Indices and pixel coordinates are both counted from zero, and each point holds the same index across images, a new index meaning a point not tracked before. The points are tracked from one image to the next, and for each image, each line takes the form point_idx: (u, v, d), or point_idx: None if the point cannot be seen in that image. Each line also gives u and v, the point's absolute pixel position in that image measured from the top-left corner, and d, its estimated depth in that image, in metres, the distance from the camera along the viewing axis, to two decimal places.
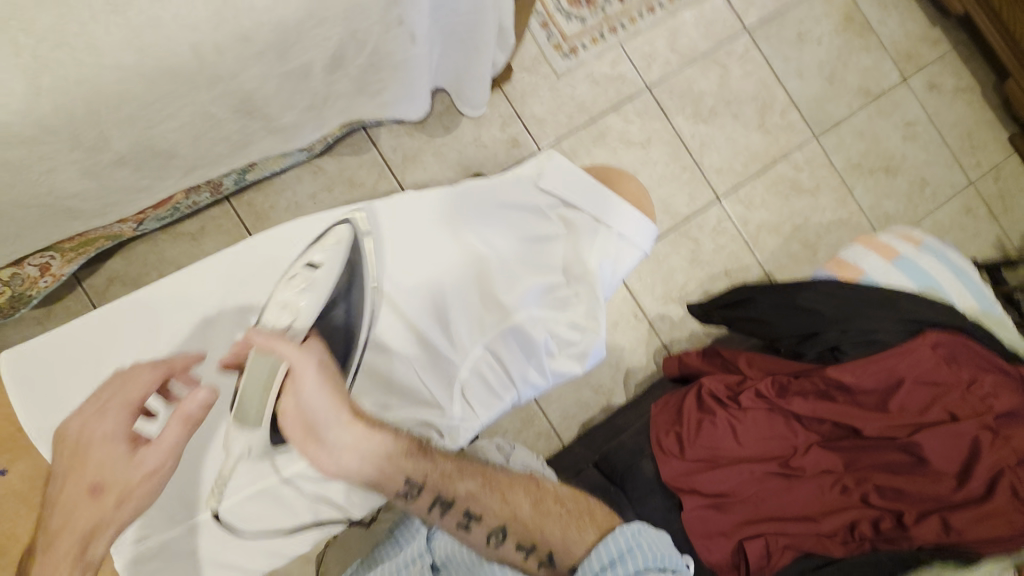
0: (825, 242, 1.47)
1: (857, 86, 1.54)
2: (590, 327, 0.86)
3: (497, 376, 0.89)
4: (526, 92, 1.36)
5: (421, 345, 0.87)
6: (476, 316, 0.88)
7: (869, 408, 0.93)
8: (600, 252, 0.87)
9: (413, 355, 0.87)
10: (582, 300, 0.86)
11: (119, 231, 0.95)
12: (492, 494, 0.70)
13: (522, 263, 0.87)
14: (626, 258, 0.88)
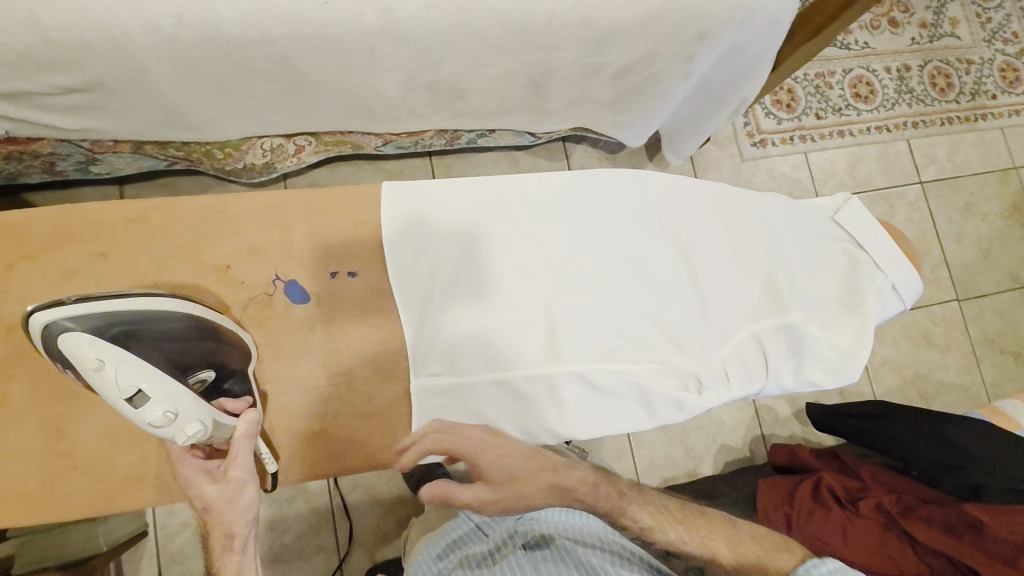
0: (941, 401, 1.47)
1: (1008, 269, 1.58)
2: (854, 352, 0.69)
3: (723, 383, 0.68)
4: (709, 163, 1.47)
5: (659, 325, 0.68)
6: (727, 312, 0.70)
7: (997, 559, 0.88)
8: (884, 294, 0.70)
9: (641, 332, 0.68)
10: (850, 324, 0.70)
11: (364, 143, 1.06)
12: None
13: (794, 277, 0.72)
14: (891, 309, 0.72)
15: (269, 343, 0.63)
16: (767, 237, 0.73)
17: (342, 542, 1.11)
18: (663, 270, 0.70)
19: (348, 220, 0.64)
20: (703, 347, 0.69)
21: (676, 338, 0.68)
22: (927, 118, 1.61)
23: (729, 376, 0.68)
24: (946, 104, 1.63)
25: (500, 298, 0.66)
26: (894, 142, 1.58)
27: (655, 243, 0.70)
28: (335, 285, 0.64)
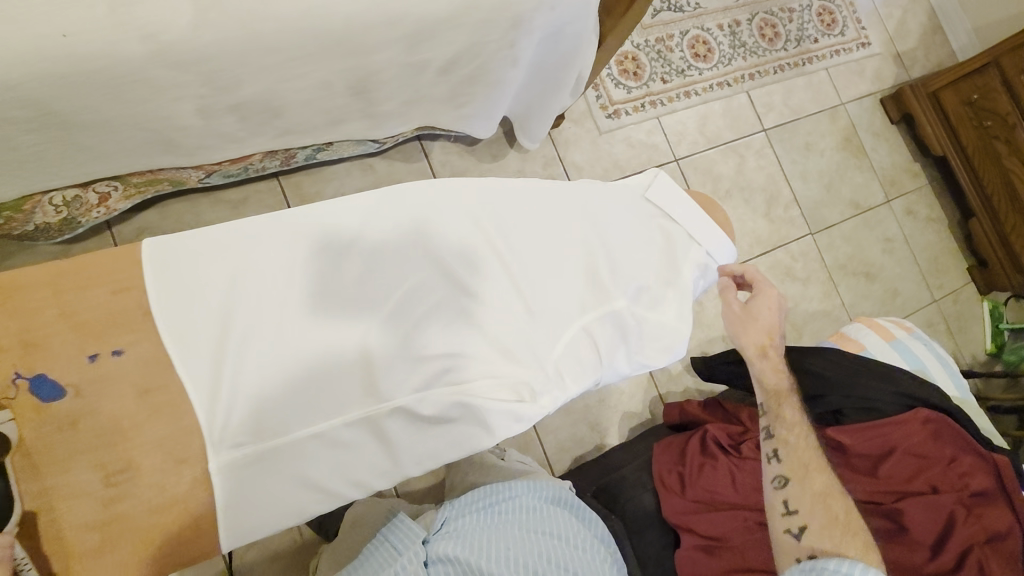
0: (810, 328, 1.60)
1: (849, 198, 1.74)
2: (677, 326, 0.73)
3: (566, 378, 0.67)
4: (570, 140, 1.47)
5: (494, 332, 0.66)
6: (561, 305, 0.70)
7: (861, 472, 0.99)
8: (699, 262, 0.76)
9: (477, 344, 0.65)
10: (672, 301, 0.74)
11: (184, 179, 0.95)
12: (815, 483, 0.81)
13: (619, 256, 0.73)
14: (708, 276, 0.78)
15: (31, 456, 0.51)
16: (589, 223, 0.75)
17: None
18: (491, 273, 0.68)
19: (109, 289, 0.55)
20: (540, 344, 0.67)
21: (514, 341, 0.67)
22: (762, 68, 1.71)
23: (571, 369, 0.68)
24: (776, 53, 1.73)
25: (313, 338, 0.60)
26: (736, 96, 1.67)
27: (478, 248, 0.68)
28: (95, 370, 0.54)
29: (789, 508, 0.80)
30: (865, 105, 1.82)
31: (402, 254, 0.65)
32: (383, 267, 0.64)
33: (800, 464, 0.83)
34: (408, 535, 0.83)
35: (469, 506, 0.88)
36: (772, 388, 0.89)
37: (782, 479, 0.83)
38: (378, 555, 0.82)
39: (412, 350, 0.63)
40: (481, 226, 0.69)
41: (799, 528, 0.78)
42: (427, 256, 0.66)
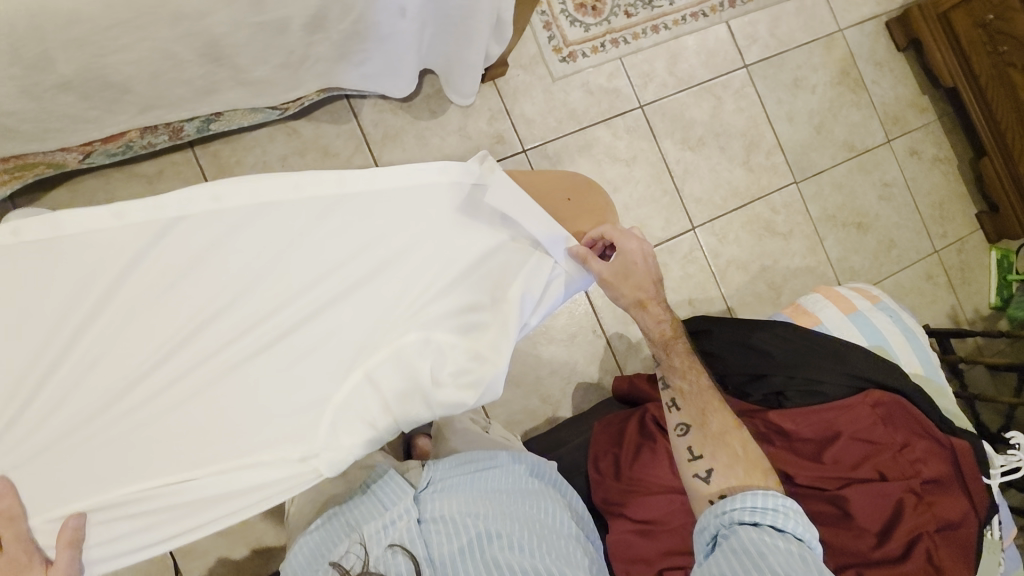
0: (790, 287, 1.49)
1: (843, 139, 1.56)
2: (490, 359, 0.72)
3: (375, 412, 0.71)
4: (519, 90, 1.33)
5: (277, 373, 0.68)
6: (372, 338, 0.71)
7: (804, 457, 0.92)
8: (533, 280, 0.76)
9: (284, 385, 0.69)
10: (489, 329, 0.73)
11: (63, 161, 0.89)
12: (721, 445, 0.75)
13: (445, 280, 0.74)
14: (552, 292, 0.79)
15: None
16: (415, 240, 0.73)
17: None
18: (302, 311, 0.69)
19: None
20: (345, 380, 0.70)
21: (321, 383, 0.70)
22: None
23: (377, 407, 0.71)
24: None
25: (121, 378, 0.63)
26: (714, 28, 1.47)
27: (289, 280, 0.68)
28: None
29: (694, 454, 0.76)
30: (867, 30, 1.60)
31: (208, 294, 0.65)
32: (190, 307, 0.65)
33: (700, 409, 0.79)
34: (397, 492, 0.73)
35: (457, 470, 0.79)
36: (659, 338, 0.83)
37: (685, 426, 0.79)
38: (364, 507, 0.74)
39: (221, 391, 0.67)
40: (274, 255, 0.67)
41: (707, 472, 0.74)
42: (234, 295, 0.66)
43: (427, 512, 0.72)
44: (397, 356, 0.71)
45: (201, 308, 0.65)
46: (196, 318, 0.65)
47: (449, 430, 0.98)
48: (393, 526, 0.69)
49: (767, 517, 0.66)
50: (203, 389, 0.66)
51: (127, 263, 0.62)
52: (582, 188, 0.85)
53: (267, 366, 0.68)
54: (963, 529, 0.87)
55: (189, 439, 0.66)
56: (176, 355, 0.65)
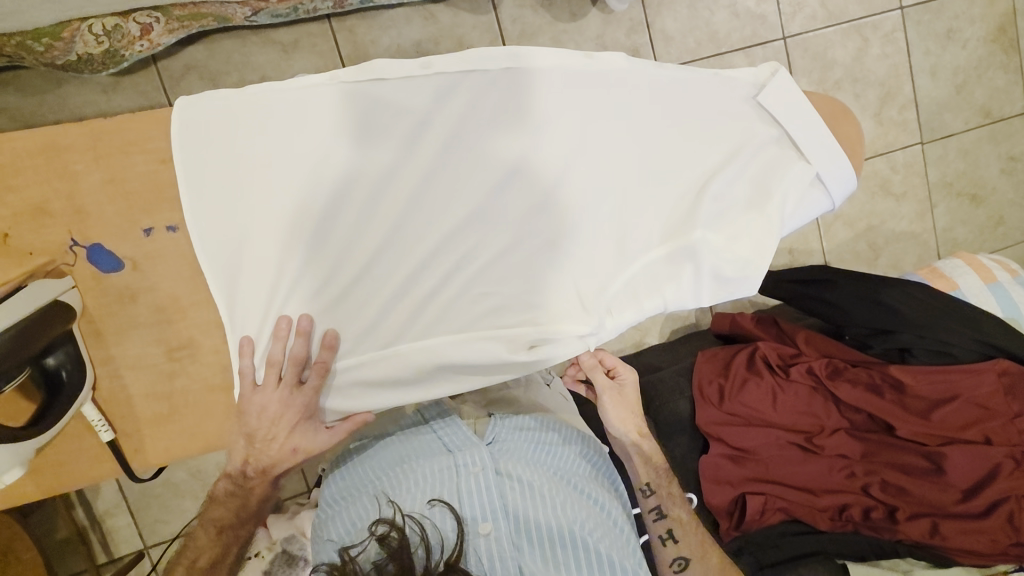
0: (890, 250, 1.47)
1: (980, 104, 1.48)
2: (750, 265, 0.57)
3: (619, 303, 0.56)
4: (663, 2, 1.25)
5: (500, 263, 0.56)
6: (612, 246, 0.56)
7: (911, 412, 0.96)
8: (796, 192, 0.58)
9: (505, 277, 0.56)
10: (752, 232, 0.57)
11: (230, 15, 0.86)
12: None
13: (701, 180, 0.57)
14: (811, 204, 0.59)
15: (96, 324, 0.56)
16: (681, 134, 0.57)
17: None
18: (527, 195, 0.56)
19: (155, 159, 0.53)
20: (578, 280, 0.56)
21: (552, 279, 0.56)
22: None
23: (623, 296, 0.56)
24: None
25: (329, 246, 0.54)
26: None
27: (524, 162, 0.55)
28: (151, 244, 0.54)
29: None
30: None
31: (437, 166, 0.54)
32: (418, 182, 0.54)
33: (698, 544, 0.83)
34: (461, 445, 0.72)
35: (526, 436, 0.75)
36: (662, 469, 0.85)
37: (683, 560, 0.83)
38: (422, 442, 0.73)
39: (437, 274, 0.56)
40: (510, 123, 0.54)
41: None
42: (466, 173, 0.54)
43: (500, 467, 0.72)
44: (647, 263, 0.56)
45: (427, 185, 0.54)
46: (421, 196, 0.54)
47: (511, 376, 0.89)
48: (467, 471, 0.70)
49: None
50: (415, 274, 0.56)
51: (364, 120, 0.52)
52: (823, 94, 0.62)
53: (486, 256, 0.56)
54: None
55: (390, 331, 0.56)
56: (391, 231, 0.54)
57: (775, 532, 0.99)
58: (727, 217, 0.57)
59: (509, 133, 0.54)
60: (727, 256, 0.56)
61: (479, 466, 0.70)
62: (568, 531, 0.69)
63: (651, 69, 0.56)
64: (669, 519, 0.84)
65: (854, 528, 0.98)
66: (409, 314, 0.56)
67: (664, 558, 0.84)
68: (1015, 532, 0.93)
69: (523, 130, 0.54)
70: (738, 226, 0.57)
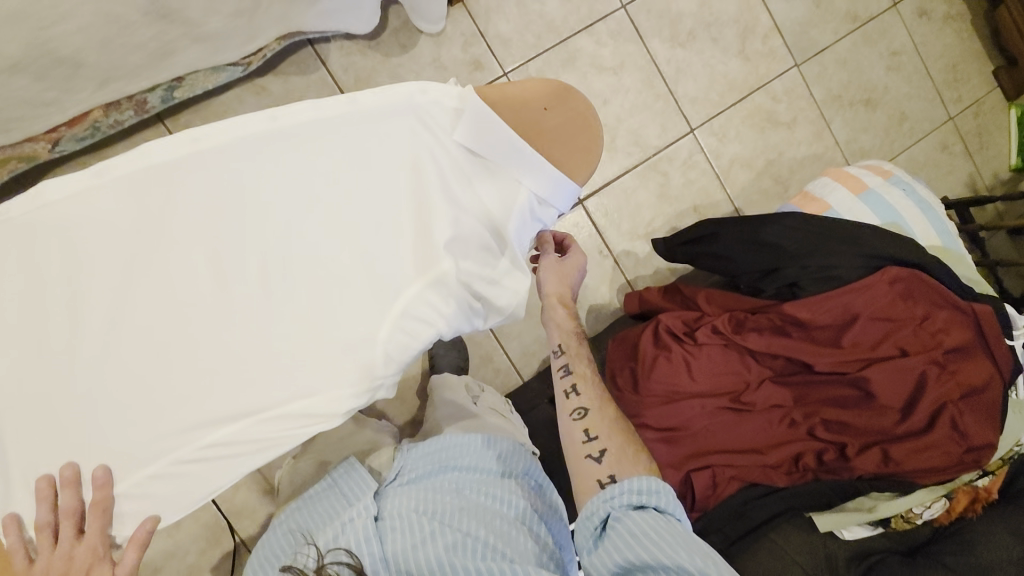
0: (798, 178, 1.44)
1: (845, 10, 1.45)
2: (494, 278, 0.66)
3: (403, 342, 0.63)
4: (490, 8, 1.25)
5: (258, 334, 0.60)
6: (362, 290, 0.62)
7: (823, 344, 0.93)
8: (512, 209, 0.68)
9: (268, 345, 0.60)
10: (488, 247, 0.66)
11: (33, 152, 0.86)
12: (614, 435, 0.75)
13: (422, 204, 0.64)
14: (530, 218, 0.70)
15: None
16: (390, 164, 0.64)
17: (248, 536, 1.15)
18: (266, 264, 0.61)
19: None
20: (335, 328, 0.61)
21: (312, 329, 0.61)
22: None
23: (402, 338, 0.62)
24: None
25: (86, 356, 0.58)
26: None
27: (251, 229, 0.61)
28: None
29: (589, 435, 0.75)
30: None
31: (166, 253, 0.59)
32: (155, 270, 0.59)
33: (598, 397, 0.80)
34: (359, 488, 0.73)
35: (425, 459, 0.75)
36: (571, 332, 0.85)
37: (583, 410, 0.78)
38: (326, 502, 0.73)
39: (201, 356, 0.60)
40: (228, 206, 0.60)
41: (601, 452, 0.73)
42: (207, 256, 0.60)
43: (387, 509, 0.69)
44: (405, 298, 0.62)
45: (162, 272, 0.59)
46: (159, 286, 0.59)
47: (442, 402, 0.97)
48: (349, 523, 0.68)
49: (652, 499, 0.63)
50: (180, 362, 0.59)
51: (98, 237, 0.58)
52: (565, 89, 0.71)
53: (245, 325, 0.60)
54: (987, 393, 0.89)
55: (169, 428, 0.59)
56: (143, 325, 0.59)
57: (737, 503, 0.91)
58: (455, 234, 0.64)
59: (226, 205, 0.60)
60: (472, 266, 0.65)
61: (361, 516, 0.68)
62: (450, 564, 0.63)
63: (340, 114, 0.63)
64: (572, 372, 0.81)
65: (814, 476, 0.91)
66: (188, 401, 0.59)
67: (565, 409, 0.79)
68: (964, 438, 0.87)
69: (238, 198, 0.61)
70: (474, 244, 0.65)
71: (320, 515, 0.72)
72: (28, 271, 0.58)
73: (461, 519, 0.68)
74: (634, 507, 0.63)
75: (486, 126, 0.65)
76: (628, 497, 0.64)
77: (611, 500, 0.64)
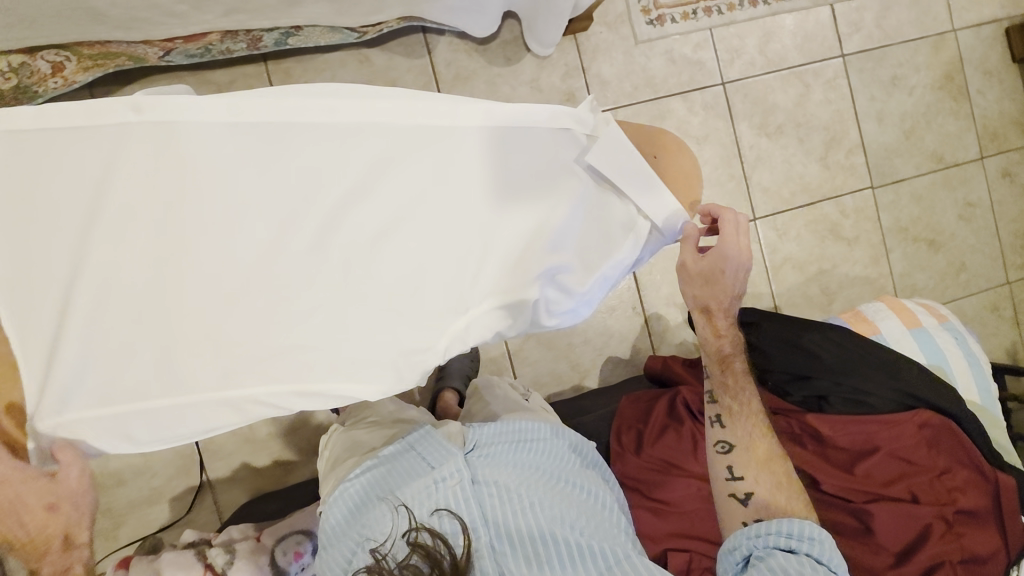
0: (844, 295, 1.43)
1: (932, 149, 1.46)
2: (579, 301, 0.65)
3: (470, 338, 0.62)
4: (598, 48, 1.28)
5: (331, 300, 0.57)
6: (451, 284, 0.60)
7: (834, 465, 0.90)
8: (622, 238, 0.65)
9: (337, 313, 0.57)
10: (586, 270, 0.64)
11: (143, 55, 0.90)
12: (764, 471, 0.73)
13: (533, 217, 0.62)
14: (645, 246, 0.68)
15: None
16: (521, 173, 0.63)
17: (215, 479, 1.14)
18: (360, 234, 0.57)
19: None
20: (422, 328, 0.59)
21: (399, 321, 0.58)
22: None
23: (472, 335, 0.62)
24: None
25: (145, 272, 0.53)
26: (816, 10, 1.38)
27: (367, 207, 0.57)
28: None
29: (734, 473, 0.74)
30: (983, 35, 1.48)
31: (278, 209, 0.55)
32: (241, 214, 0.55)
33: (744, 431, 0.77)
34: (441, 448, 0.75)
35: (501, 435, 0.78)
36: (716, 355, 0.81)
37: (727, 444, 0.77)
38: (411, 462, 0.74)
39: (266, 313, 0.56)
40: (332, 162, 0.56)
41: (746, 494, 0.72)
42: (297, 209, 0.56)
43: (477, 474, 0.72)
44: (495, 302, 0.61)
45: (263, 228, 0.55)
46: (239, 223, 0.55)
47: (489, 396, 0.98)
48: (442, 484, 0.70)
49: (802, 545, 0.65)
50: (245, 314, 0.55)
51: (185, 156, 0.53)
52: (682, 144, 0.73)
53: (326, 297, 0.57)
54: (991, 568, 0.83)
55: (214, 369, 0.56)
56: (220, 269, 0.54)
57: None
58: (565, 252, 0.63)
59: (330, 162, 0.56)
60: (559, 294, 0.63)
61: (455, 478, 0.70)
62: (546, 535, 0.67)
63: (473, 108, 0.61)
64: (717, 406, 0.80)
65: None
66: (249, 359, 0.56)
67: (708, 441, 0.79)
68: None
69: (346, 157, 0.57)
70: (573, 272, 0.63)
71: (405, 473, 0.74)
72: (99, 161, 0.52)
73: (551, 496, 0.72)
74: (779, 548, 0.65)
75: (619, 153, 0.65)
76: (776, 539, 0.66)
77: (756, 539, 0.67)
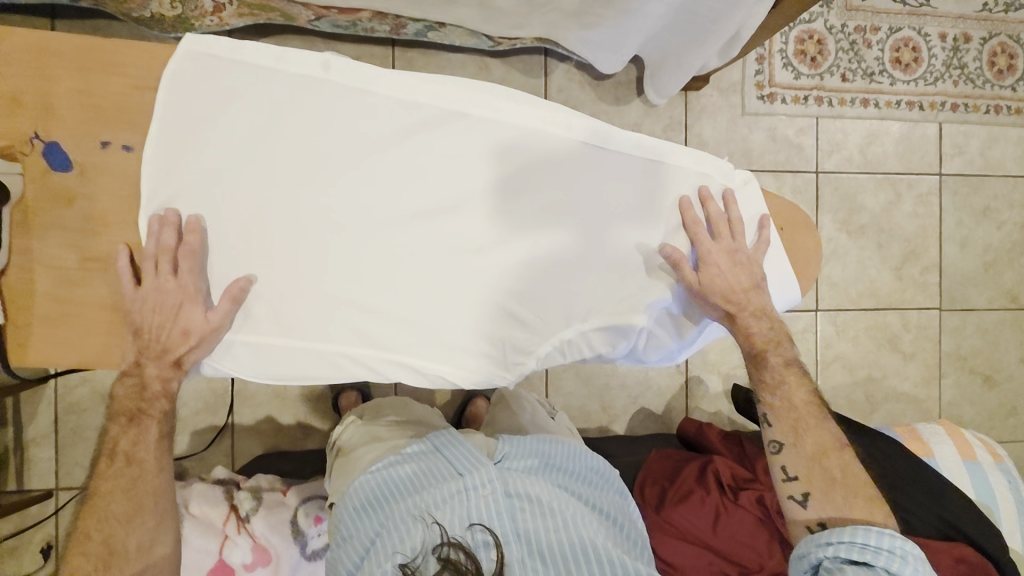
0: (887, 408, 1.40)
1: (1008, 287, 1.44)
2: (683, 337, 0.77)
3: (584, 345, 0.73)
4: (705, 110, 1.31)
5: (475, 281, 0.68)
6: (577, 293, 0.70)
7: None
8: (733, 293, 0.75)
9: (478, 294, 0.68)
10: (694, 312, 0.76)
11: (296, 15, 0.94)
12: (823, 476, 0.75)
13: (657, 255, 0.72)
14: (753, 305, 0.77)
15: (26, 213, 0.60)
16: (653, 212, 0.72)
17: (238, 424, 1.16)
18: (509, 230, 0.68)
19: (128, 83, 0.59)
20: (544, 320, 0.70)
21: (521, 314, 0.69)
22: (971, 101, 1.40)
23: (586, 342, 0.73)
24: (1001, 89, 1.41)
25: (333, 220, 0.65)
26: (924, 124, 1.39)
27: (514, 205, 0.68)
28: (103, 156, 0.60)
29: (789, 474, 0.77)
30: None
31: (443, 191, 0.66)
32: (417, 192, 0.66)
33: (793, 428, 0.77)
34: (470, 457, 0.78)
35: (532, 451, 0.80)
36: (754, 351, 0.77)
37: (780, 449, 0.77)
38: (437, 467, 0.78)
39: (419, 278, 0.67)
40: (500, 166, 0.67)
41: (808, 508, 0.75)
42: (462, 198, 0.67)
43: (510, 485, 0.75)
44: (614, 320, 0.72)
45: (424, 199, 0.66)
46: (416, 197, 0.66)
47: (516, 406, 1.00)
48: (475, 492, 0.73)
49: (878, 560, 0.66)
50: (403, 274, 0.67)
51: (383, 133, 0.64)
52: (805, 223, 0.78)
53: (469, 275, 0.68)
54: None
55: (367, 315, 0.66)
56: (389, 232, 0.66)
57: None
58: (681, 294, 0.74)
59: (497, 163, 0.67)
60: (663, 328, 0.75)
61: (488, 488, 0.74)
62: (581, 550, 0.70)
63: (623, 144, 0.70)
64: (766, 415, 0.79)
65: None
66: (396, 312, 0.67)
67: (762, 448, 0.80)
68: None
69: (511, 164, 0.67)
70: (682, 312, 0.75)
71: (438, 473, 0.78)
72: (318, 123, 0.63)
73: (580, 515, 0.75)
74: (848, 562, 0.68)
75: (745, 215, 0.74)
76: (844, 549, 0.68)
77: (826, 548, 0.69)
